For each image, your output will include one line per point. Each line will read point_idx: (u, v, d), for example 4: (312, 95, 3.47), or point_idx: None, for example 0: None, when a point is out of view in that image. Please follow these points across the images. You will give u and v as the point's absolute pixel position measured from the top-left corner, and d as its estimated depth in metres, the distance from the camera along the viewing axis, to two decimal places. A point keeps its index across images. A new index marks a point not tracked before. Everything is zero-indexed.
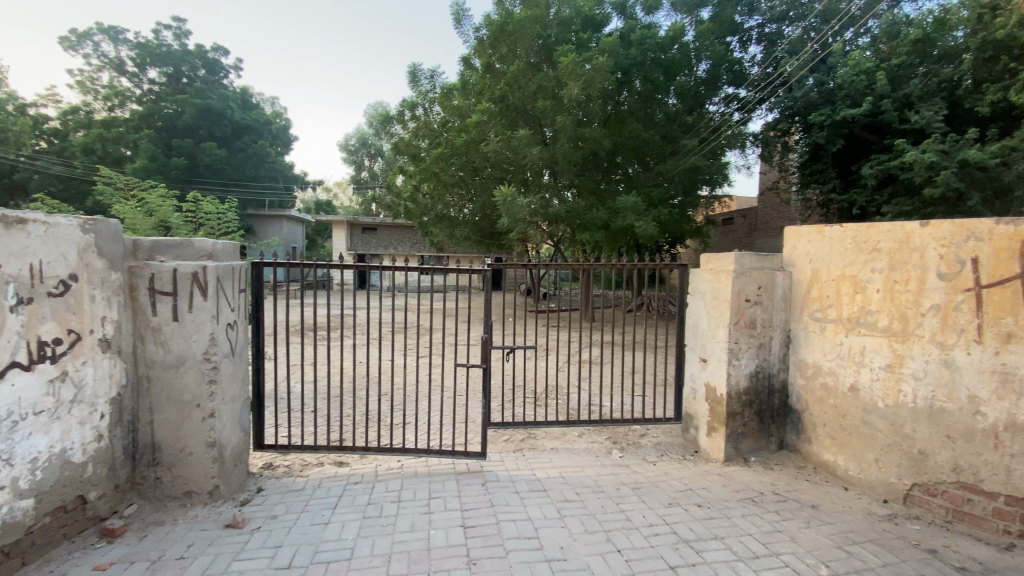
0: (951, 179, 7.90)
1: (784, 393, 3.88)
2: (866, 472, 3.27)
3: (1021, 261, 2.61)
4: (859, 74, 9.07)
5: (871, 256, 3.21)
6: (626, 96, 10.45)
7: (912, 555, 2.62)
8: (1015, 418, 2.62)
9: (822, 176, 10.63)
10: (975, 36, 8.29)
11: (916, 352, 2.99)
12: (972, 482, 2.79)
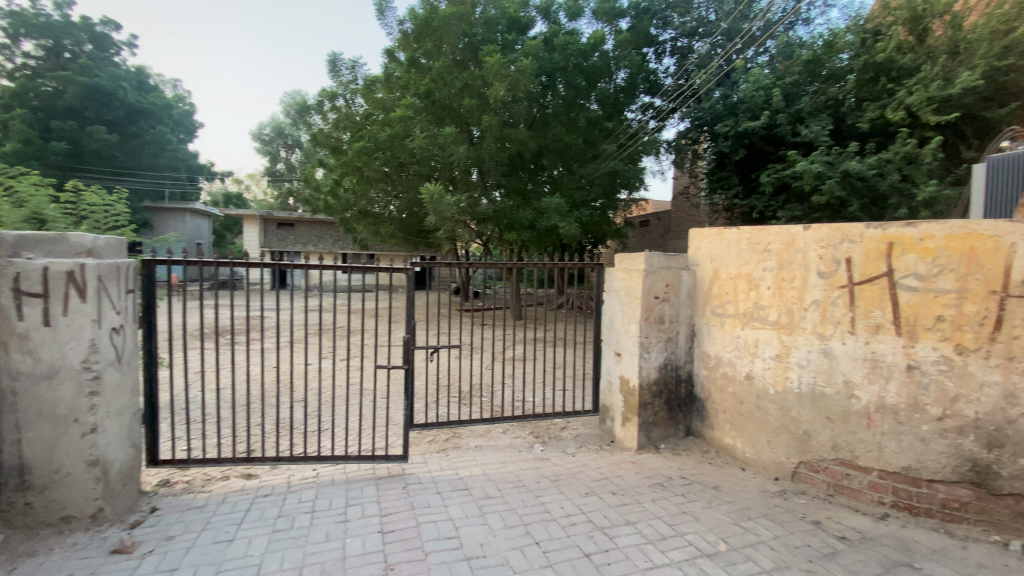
0: (835, 188, 8.92)
1: (689, 383, 4.16)
2: (760, 453, 3.58)
3: (885, 261, 2.97)
4: (759, 90, 9.92)
5: (762, 256, 3.53)
6: (550, 100, 10.72)
7: (797, 526, 2.90)
8: (881, 399, 2.99)
9: (727, 182, 11.55)
10: (857, 59, 9.58)
11: (800, 343, 3.32)
12: (849, 458, 3.14)
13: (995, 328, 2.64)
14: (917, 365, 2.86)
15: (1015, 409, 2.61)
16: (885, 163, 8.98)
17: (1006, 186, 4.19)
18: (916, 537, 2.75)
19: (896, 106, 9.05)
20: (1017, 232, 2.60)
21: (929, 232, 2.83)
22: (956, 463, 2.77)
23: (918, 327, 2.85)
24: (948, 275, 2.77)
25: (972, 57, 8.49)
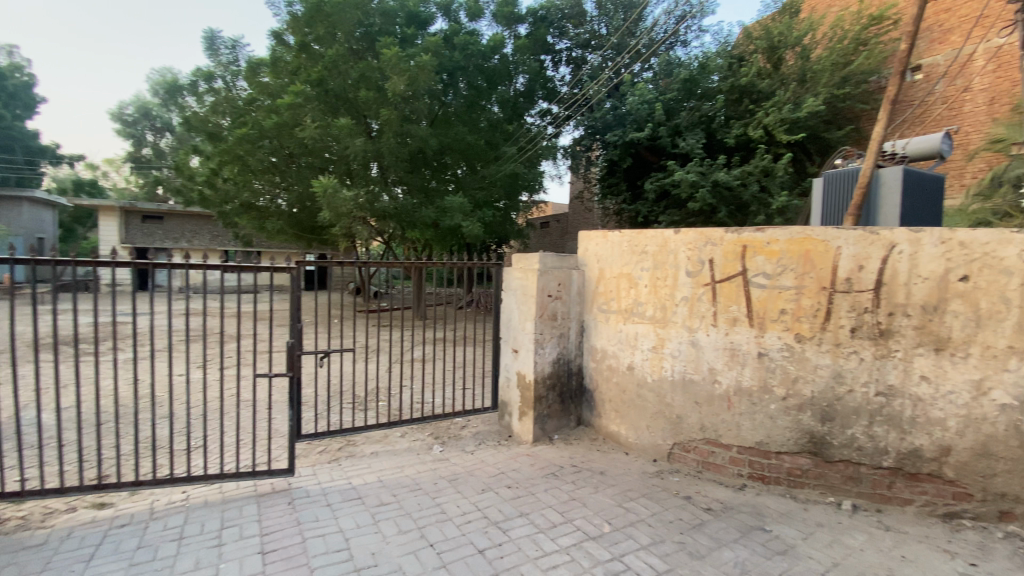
0: (707, 196, 10.08)
1: (581, 375, 4.40)
2: (641, 438, 3.89)
3: (740, 261, 3.38)
4: (644, 103, 10.76)
5: (641, 257, 3.83)
6: (452, 98, 10.57)
7: (672, 502, 3.20)
8: (738, 383, 3.40)
9: (616, 188, 12.44)
10: (725, 81, 10.88)
11: (673, 335, 3.66)
12: (714, 437, 3.52)
13: (822, 319, 3.13)
14: (765, 352, 3.29)
15: (838, 386, 3.11)
16: (748, 174, 10.22)
17: (834, 199, 4.92)
18: (766, 502, 3.16)
19: (757, 125, 10.40)
20: (838, 238, 3.09)
21: (774, 237, 3.27)
22: (795, 435, 3.24)
23: (766, 319, 3.28)
24: (788, 274, 3.22)
25: (815, 85, 10.29)
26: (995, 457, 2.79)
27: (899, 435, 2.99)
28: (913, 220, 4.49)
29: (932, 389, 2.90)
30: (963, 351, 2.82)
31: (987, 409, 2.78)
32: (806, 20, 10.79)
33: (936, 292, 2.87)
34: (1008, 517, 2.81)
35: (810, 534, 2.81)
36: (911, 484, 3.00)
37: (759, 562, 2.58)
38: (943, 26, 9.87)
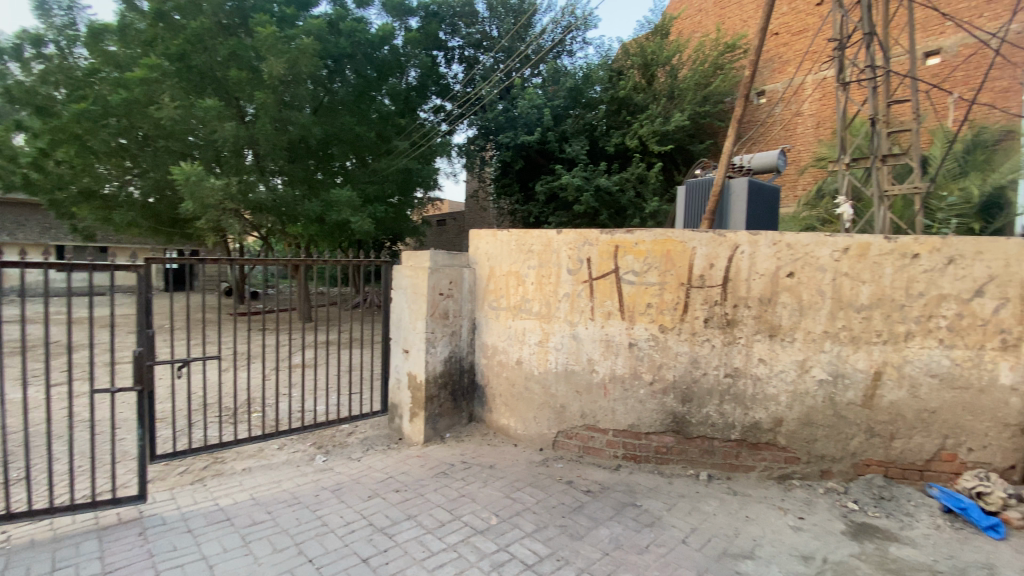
0: (590, 200, 10.84)
1: (472, 372, 4.43)
2: (528, 429, 4.03)
3: (613, 260, 3.65)
4: (534, 108, 11.19)
5: (527, 255, 3.96)
6: (339, 85, 10.03)
7: (556, 489, 3.36)
8: (613, 371, 3.66)
9: (509, 188, 12.79)
10: (605, 92, 11.78)
11: (556, 329, 3.84)
12: (593, 423, 3.76)
13: (682, 311, 3.49)
14: (636, 342, 3.60)
15: (695, 370, 3.50)
16: (626, 180, 11.12)
17: (694, 203, 5.51)
18: (638, 480, 3.46)
19: (633, 135, 11.36)
20: (694, 239, 3.47)
21: (641, 238, 3.58)
22: (662, 416, 3.58)
23: (636, 312, 3.59)
24: (653, 272, 3.54)
25: (681, 102, 11.49)
26: (814, 423, 3.35)
27: (744, 411, 3.45)
28: (756, 224, 5.21)
29: (768, 368, 3.39)
30: (789, 336, 3.35)
31: (808, 384, 3.34)
32: (674, 42, 11.98)
33: (768, 286, 3.36)
34: (823, 473, 3.39)
35: (674, 505, 3.13)
36: (753, 452, 3.47)
37: (630, 535, 2.81)
38: (780, 58, 11.57)
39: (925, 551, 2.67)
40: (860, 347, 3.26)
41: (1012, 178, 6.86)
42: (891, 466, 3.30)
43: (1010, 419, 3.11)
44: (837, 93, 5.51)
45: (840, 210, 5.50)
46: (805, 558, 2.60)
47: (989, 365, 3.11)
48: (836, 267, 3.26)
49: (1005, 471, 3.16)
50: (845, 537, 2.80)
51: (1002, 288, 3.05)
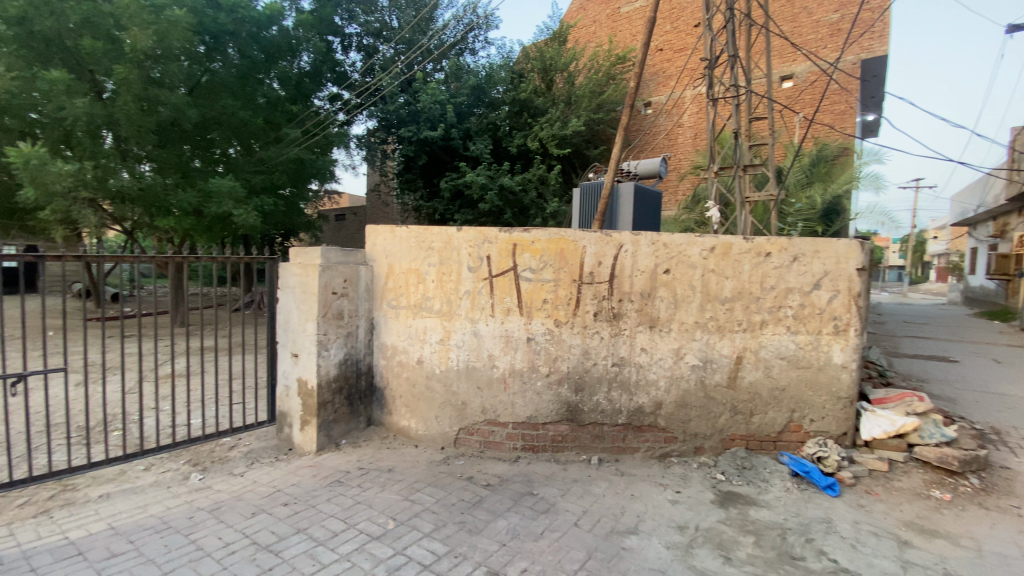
0: (495, 199, 10.97)
1: (369, 374, 4.26)
2: (428, 429, 3.98)
3: (511, 257, 3.72)
4: (436, 104, 11.06)
5: (426, 252, 3.89)
6: (219, 66, 9.01)
7: (455, 486, 3.36)
8: (512, 366, 3.74)
9: (412, 185, 12.51)
10: (507, 93, 12.01)
11: (456, 327, 3.82)
12: (493, 418, 3.81)
13: (575, 306, 3.67)
14: (533, 337, 3.71)
15: (587, 361, 3.69)
16: (528, 181, 11.45)
17: (588, 204, 5.78)
18: (536, 470, 3.57)
19: (534, 137, 11.73)
20: (584, 238, 3.66)
21: (537, 236, 3.69)
22: (557, 407, 3.73)
23: (533, 308, 3.70)
24: (549, 269, 3.67)
25: (578, 108, 12.07)
26: (689, 405, 3.71)
27: (629, 397, 3.71)
28: (641, 226, 5.60)
29: (650, 357, 3.69)
30: (667, 326, 3.67)
31: (684, 369, 3.69)
32: (571, 50, 12.54)
33: (649, 282, 3.65)
34: (697, 449, 3.76)
35: (568, 491, 3.28)
36: (639, 434, 3.75)
37: (526, 524, 2.89)
38: (664, 73, 12.61)
39: (777, 510, 3.08)
40: (725, 335, 3.67)
41: (845, 190, 8.27)
42: (751, 439, 3.75)
43: (841, 392, 3.68)
44: (708, 108, 6.12)
45: (710, 213, 6.13)
46: (681, 528, 2.87)
47: (824, 347, 3.66)
48: (705, 264, 3.64)
49: (837, 437, 3.74)
50: (714, 505, 3.14)
51: (832, 281, 3.60)
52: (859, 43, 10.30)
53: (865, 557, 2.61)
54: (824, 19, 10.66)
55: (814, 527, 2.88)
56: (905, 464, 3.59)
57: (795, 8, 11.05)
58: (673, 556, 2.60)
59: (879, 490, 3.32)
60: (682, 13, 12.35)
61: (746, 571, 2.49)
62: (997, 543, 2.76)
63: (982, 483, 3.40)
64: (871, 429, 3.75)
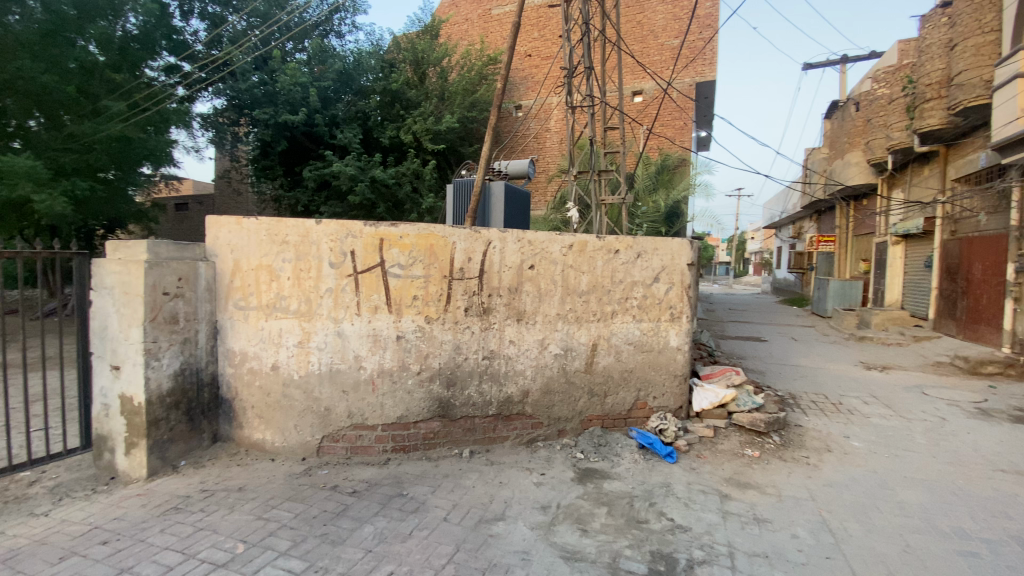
0: (365, 191, 10.45)
1: (214, 385, 3.78)
2: (287, 440, 3.67)
3: (378, 253, 3.58)
4: (297, 86, 10.16)
5: (282, 247, 3.56)
6: (15, 20, 7.43)
7: (318, 497, 3.15)
8: (381, 366, 3.62)
9: (270, 173, 11.36)
10: (377, 82, 11.57)
11: (318, 328, 3.58)
12: (360, 421, 3.64)
13: (445, 302, 3.66)
14: (403, 334, 3.62)
15: (458, 356, 3.71)
16: (402, 174, 11.20)
17: (461, 202, 5.79)
18: (406, 470, 3.50)
19: (407, 130, 11.49)
20: (453, 234, 3.66)
21: (406, 232, 3.60)
22: (428, 404, 3.70)
23: (402, 305, 3.61)
24: (418, 265, 3.61)
25: (451, 104, 12.05)
26: (552, 391, 3.94)
27: (499, 388, 3.82)
28: (512, 224, 5.78)
29: (517, 348, 3.83)
30: (533, 319, 3.85)
31: (548, 358, 3.91)
32: (443, 45, 12.49)
33: (516, 278, 3.79)
34: (560, 432, 4.02)
35: (438, 487, 3.28)
36: (508, 423, 3.88)
37: (394, 527, 2.82)
38: (533, 78, 13.20)
39: (627, 481, 3.42)
40: (583, 325, 3.97)
41: (683, 196, 9.48)
42: (606, 418, 4.12)
43: (678, 371, 4.22)
44: (568, 115, 6.53)
45: (571, 213, 6.56)
46: (544, 508, 3.04)
47: (663, 333, 4.16)
48: (565, 260, 3.90)
49: (675, 410, 4.28)
50: (574, 483, 3.39)
51: (669, 275, 4.13)
52: (693, 68, 11.84)
53: (695, 512, 3.02)
54: (667, 44, 12.04)
55: (656, 492, 3.26)
56: (726, 429, 4.24)
57: (644, 30, 12.29)
58: (536, 536, 2.74)
59: (707, 454, 3.87)
60: (549, 23, 13.00)
61: (599, 540, 2.72)
62: (789, 487, 3.39)
63: (779, 438, 4.17)
64: (701, 402, 4.36)
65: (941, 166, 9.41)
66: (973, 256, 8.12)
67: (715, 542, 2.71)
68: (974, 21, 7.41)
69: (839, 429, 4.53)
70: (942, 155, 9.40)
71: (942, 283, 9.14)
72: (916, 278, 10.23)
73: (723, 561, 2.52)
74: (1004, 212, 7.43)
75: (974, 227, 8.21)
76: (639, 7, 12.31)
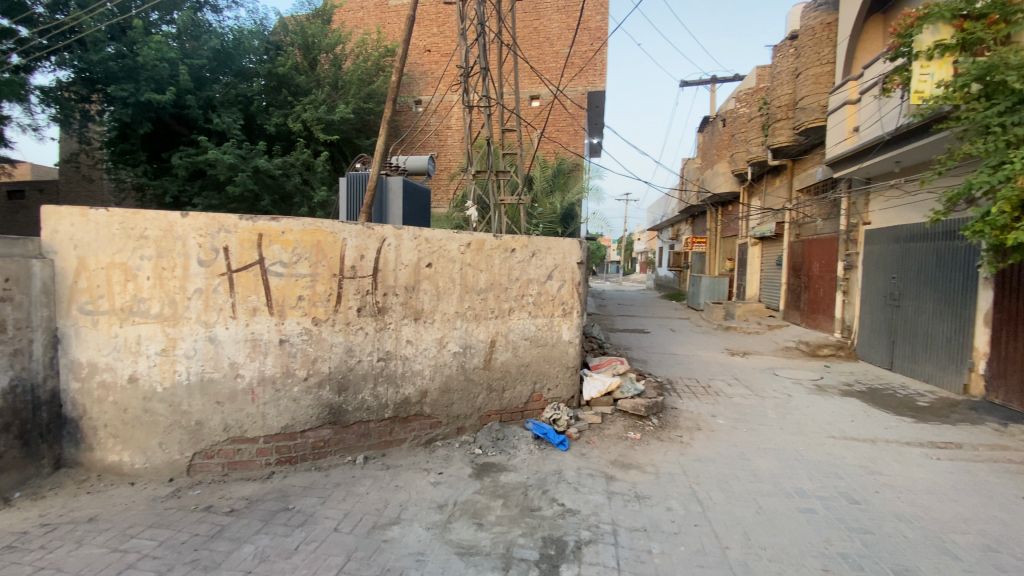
0: (247, 181, 9.55)
1: (56, 404, 3.22)
2: (150, 460, 3.26)
3: (256, 250, 3.30)
4: (163, 61, 8.94)
5: (139, 243, 3.15)
6: None
7: (188, 520, 2.83)
8: (262, 373, 3.35)
9: (131, 158, 9.91)
10: (261, 65, 10.69)
11: (185, 333, 3.21)
12: (239, 434, 3.34)
13: (334, 302, 3.48)
14: (287, 338, 3.38)
15: (350, 359, 3.56)
16: (290, 165, 10.58)
17: (356, 196, 5.52)
18: (292, 482, 3.28)
19: (295, 118, 10.83)
20: (344, 230, 3.49)
21: (289, 227, 3.37)
22: (317, 410, 3.49)
23: (286, 306, 3.37)
24: (304, 263, 3.40)
25: (345, 94, 11.61)
26: (451, 389, 3.94)
27: (395, 390, 3.73)
28: (410, 220, 5.64)
29: (414, 348, 3.77)
30: (430, 318, 3.81)
31: (446, 357, 3.89)
32: (335, 31, 11.88)
33: (412, 276, 3.72)
34: (459, 429, 4.02)
35: (329, 497, 3.12)
36: (405, 425, 3.80)
37: (278, 543, 2.63)
38: (432, 74, 13.06)
39: (522, 472, 3.53)
40: (480, 322, 4.02)
41: (577, 199, 9.98)
42: (504, 412, 4.21)
43: (569, 363, 4.45)
44: (465, 113, 6.52)
45: (470, 212, 6.58)
46: (440, 507, 3.03)
47: (556, 328, 4.38)
48: (462, 258, 3.91)
49: (568, 400, 4.52)
50: (471, 478, 3.42)
51: (561, 273, 4.37)
52: (586, 77, 12.52)
53: (583, 495, 3.21)
54: (561, 52, 12.57)
55: (550, 480, 3.41)
56: (613, 415, 4.56)
57: (540, 36, 12.70)
58: (432, 536, 2.72)
59: (595, 439, 4.14)
60: (448, 20, 12.93)
61: (495, 532, 2.78)
62: (665, 464, 3.74)
63: (658, 421, 4.59)
64: (590, 390, 4.66)
65: (788, 178, 10.93)
66: (812, 255, 9.55)
67: (601, 522, 2.90)
68: (815, 53, 8.66)
69: (708, 409, 5.08)
70: (789, 168, 10.92)
71: (789, 279, 10.63)
72: (770, 274, 11.82)
73: (607, 539, 2.71)
74: (834, 218, 8.84)
75: (813, 231, 9.66)
76: (535, 14, 12.67)
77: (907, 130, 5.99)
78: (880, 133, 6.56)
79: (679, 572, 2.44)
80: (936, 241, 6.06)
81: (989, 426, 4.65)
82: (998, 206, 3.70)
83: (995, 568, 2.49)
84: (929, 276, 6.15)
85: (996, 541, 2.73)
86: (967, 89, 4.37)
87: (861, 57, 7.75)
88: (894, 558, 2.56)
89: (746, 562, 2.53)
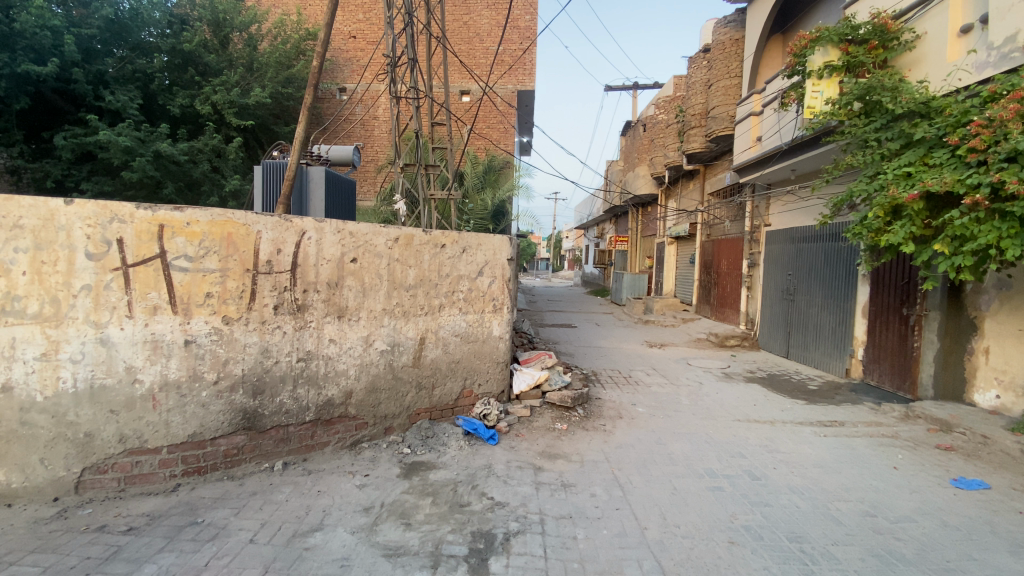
0: (146, 166, 8.63)
1: None
2: (30, 478, 2.87)
3: (157, 243, 3.01)
4: (44, 28, 7.71)
5: (11, 234, 2.73)
6: None
7: (77, 543, 2.54)
8: (164, 377, 3.06)
9: (3, 136, 8.45)
10: (164, 39, 9.79)
11: (71, 335, 2.86)
12: (138, 445, 3.03)
13: (248, 299, 3.26)
14: (193, 339, 3.12)
15: (266, 360, 3.35)
16: (197, 151, 9.74)
17: (272, 185, 5.18)
18: (201, 494, 3.03)
19: (203, 100, 10.01)
20: (258, 222, 3.27)
21: (194, 218, 3.09)
22: (229, 416, 3.25)
23: (192, 304, 3.11)
24: (212, 257, 3.15)
25: (262, 77, 10.98)
26: (378, 389, 3.84)
27: (317, 392, 3.57)
28: (333, 213, 5.39)
29: (338, 347, 3.62)
30: (355, 315, 3.68)
31: (373, 356, 3.78)
32: (249, 9, 11.11)
33: (336, 271, 3.57)
34: (387, 430, 3.93)
35: (244, 507, 2.93)
36: (328, 428, 3.65)
37: (185, 560, 2.42)
38: (358, 61, 12.63)
39: (452, 468, 3.53)
40: (410, 319, 3.96)
41: (507, 196, 10.05)
42: (434, 410, 4.17)
43: (499, 359, 4.52)
44: (393, 105, 6.33)
45: (398, 205, 6.33)
46: (367, 510, 2.95)
47: (486, 324, 4.43)
48: (390, 254, 3.81)
49: (498, 395, 4.59)
50: (399, 478, 3.36)
51: (491, 269, 4.43)
52: (515, 76, 12.65)
53: (512, 487, 3.26)
54: (491, 49, 12.60)
55: (479, 475, 3.43)
56: (540, 407, 4.70)
57: (469, 31, 12.64)
58: (357, 540, 2.64)
59: (524, 432, 4.24)
60: (374, 7, 12.53)
61: (423, 530, 2.75)
62: (590, 452, 3.89)
63: (583, 411, 4.78)
64: (520, 384, 4.77)
65: (701, 182, 11.75)
66: (721, 254, 10.33)
67: (529, 512, 2.96)
68: (725, 66, 9.35)
69: (629, 398, 5.36)
70: (701, 173, 11.74)
71: (701, 276, 11.42)
72: (684, 271, 12.66)
73: (535, 528, 2.78)
74: (740, 220, 9.62)
75: (722, 231, 10.46)
76: (464, 8, 12.57)
77: (801, 141, 6.63)
78: (779, 143, 7.21)
79: (603, 554, 2.55)
80: (825, 241, 6.78)
81: (865, 404, 5.30)
82: (874, 211, 4.16)
83: (868, 529, 2.85)
84: (818, 273, 6.88)
85: (872, 507, 3.11)
86: (851, 106, 4.92)
87: (764, 72, 8.47)
88: (789, 527, 2.85)
89: (663, 541, 2.69)
